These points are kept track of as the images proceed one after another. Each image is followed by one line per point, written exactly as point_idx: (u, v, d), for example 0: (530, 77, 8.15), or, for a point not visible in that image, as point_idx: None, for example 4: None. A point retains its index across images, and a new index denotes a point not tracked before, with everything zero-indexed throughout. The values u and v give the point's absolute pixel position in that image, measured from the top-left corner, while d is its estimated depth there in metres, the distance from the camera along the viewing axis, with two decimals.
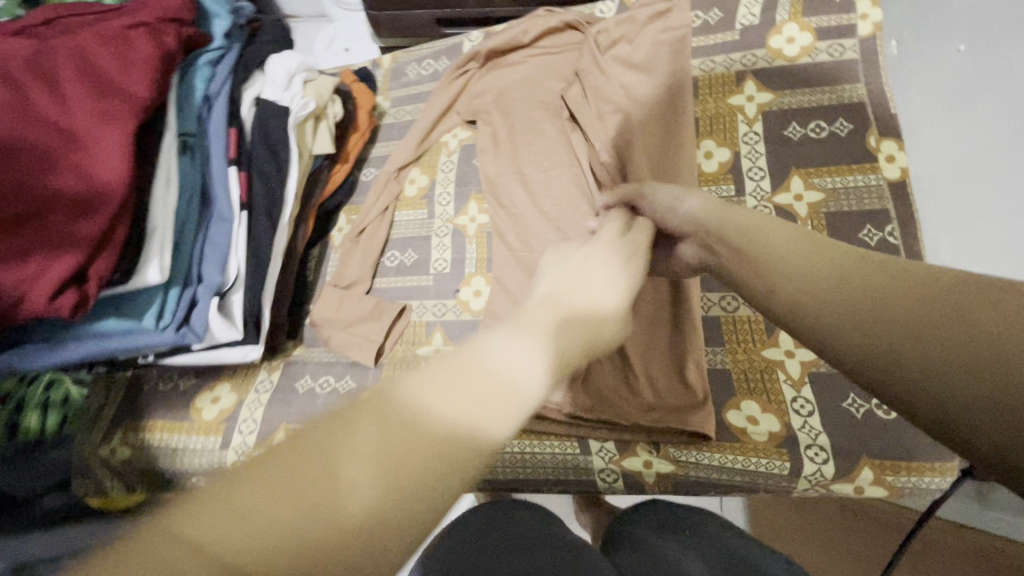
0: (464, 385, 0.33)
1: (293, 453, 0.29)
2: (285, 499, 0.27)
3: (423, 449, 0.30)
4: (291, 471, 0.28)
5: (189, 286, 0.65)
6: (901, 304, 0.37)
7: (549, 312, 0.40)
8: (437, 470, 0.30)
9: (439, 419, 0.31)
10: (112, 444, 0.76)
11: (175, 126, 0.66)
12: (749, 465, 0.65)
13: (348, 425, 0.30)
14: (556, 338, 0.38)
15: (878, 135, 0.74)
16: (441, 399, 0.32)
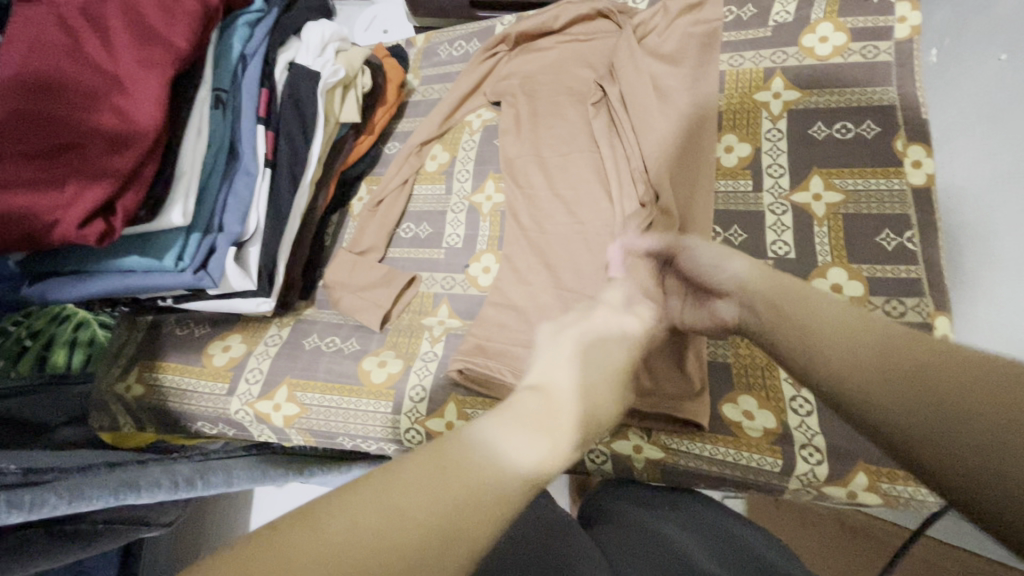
0: (487, 434, 0.35)
1: (382, 491, 0.30)
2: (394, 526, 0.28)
3: (455, 488, 0.31)
4: (393, 510, 0.29)
5: (210, 233, 0.68)
6: (921, 368, 0.33)
7: (531, 408, 0.38)
8: (472, 494, 0.31)
9: (466, 464, 0.33)
10: (128, 380, 0.80)
11: (210, 81, 0.69)
12: (741, 460, 0.64)
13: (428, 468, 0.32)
14: (550, 437, 0.37)
15: (905, 139, 0.73)
16: (465, 452, 0.33)
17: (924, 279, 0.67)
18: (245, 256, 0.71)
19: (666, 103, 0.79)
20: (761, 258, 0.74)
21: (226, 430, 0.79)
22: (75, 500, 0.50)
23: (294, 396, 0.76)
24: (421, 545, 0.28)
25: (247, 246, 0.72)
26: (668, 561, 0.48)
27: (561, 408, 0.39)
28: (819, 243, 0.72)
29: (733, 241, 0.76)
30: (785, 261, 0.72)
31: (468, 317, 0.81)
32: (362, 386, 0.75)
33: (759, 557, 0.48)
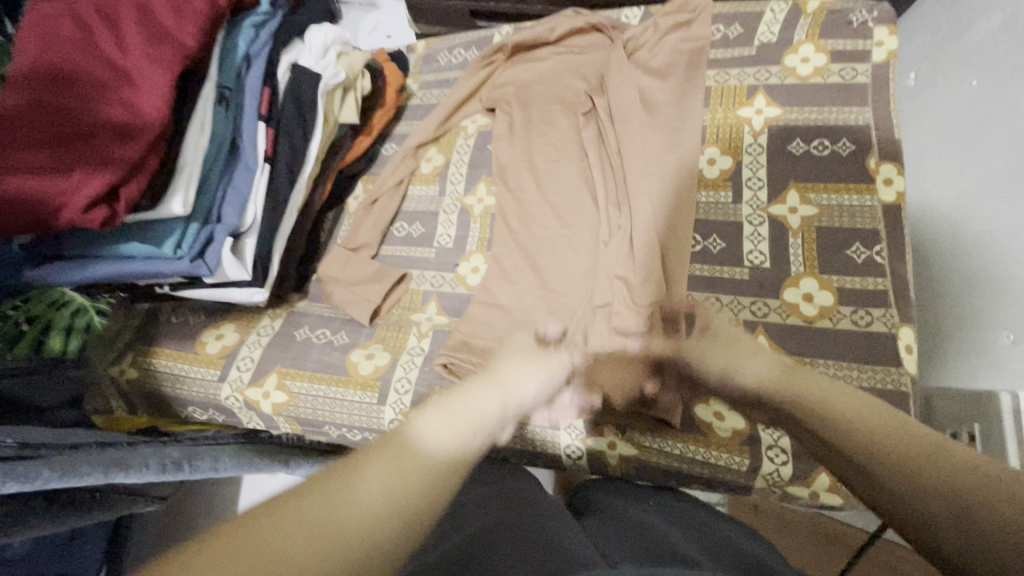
0: (432, 436, 0.40)
1: (359, 478, 0.34)
2: (364, 508, 0.33)
3: (408, 482, 0.36)
4: (368, 494, 0.34)
5: (208, 224, 0.70)
6: (950, 478, 0.37)
7: (462, 411, 0.45)
8: (423, 492, 0.36)
9: (414, 461, 0.37)
10: (122, 365, 0.83)
11: (215, 79, 0.72)
12: (710, 459, 0.67)
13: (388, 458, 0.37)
14: (467, 431, 0.43)
15: (877, 157, 0.76)
16: (409, 448, 0.38)
17: (890, 291, 0.70)
18: (241, 247, 0.74)
19: (653, 118, 0.83)
20: (737, 267, 0.77)
21: (216, 416, 0.82)
22: (66, 475, 0.52)
23: (283, 384, 0.78)
24: (388, 524, 0.33)
25: (243, 237, 0.74)
26: (637, 548, 0.50)
27: (476, 421, 0.45)
28: (793, 254, 0.75)
29: (712, 250, 0.79)
30: (760, 270, 0.75)
31: (455, 314, 0.84)
32: (350, 377, 0.78)
33: (728, 553, 0.51)
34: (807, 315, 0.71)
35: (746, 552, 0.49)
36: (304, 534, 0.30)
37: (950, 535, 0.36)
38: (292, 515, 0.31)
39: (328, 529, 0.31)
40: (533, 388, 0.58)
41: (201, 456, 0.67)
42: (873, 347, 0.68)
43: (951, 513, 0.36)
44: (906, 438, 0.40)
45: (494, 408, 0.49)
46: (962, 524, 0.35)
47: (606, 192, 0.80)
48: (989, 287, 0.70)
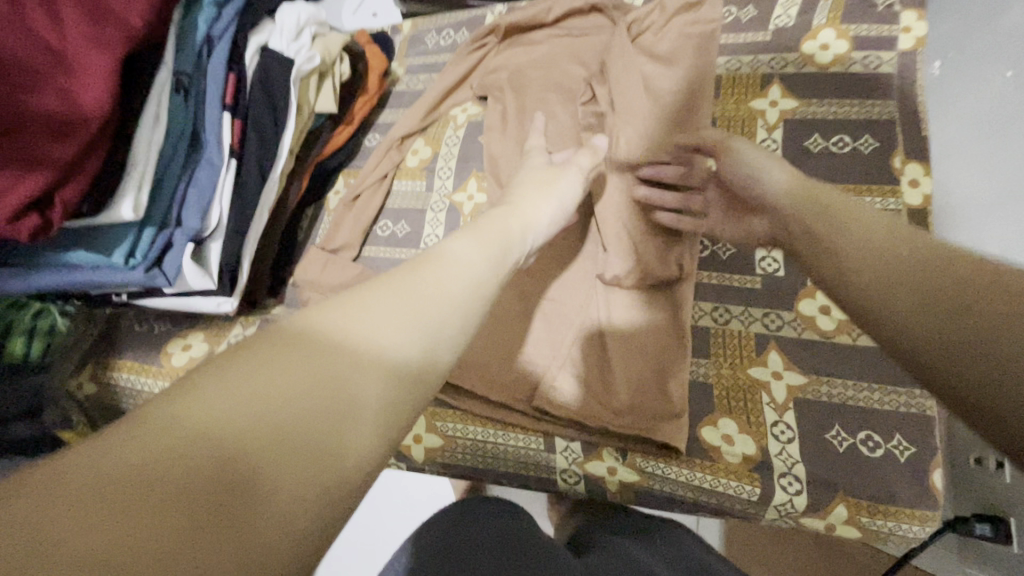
0: (407, 303, 0.35)
1: (278, 367, 0.29)
2: (296, 401, 0.28)
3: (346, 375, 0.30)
4: (286, 389, 0.28)
5: (166, 228, 0.64)
6: (941, 277, 0.34)
7: (489, 230, 0.49)
8: (368, 389, 0.31)
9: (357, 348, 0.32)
10: (80, 378, 0.77)
11: (171, 64, 0.64)
12: (718, 487, 0.62)
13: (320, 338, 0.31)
14: (489, 242, 0.46)
15: (902, 156, 0.70)
16: (342, 335, 0.32)
17: None
18: (204, 253, 0.68)
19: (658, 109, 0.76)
20: (748, 275, 0.71)
21: None
22: None
23: None
24: (311, 420, 0.28)
25: (207, 242, 0.68)
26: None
27: (502, 233, 0.49)
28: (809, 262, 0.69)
29: (721, 256, 0.72)
30: (774, 279, 0.70)
31: None
32: None
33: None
34: (823, 329, 0.66)
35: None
36: (205, 418, 0.26)
37: (899, 311, 0.35)
38: (192, 400, 0.27)
39: (231, 426, 0.26)
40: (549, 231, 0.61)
41: None
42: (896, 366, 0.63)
43: (914, 296, 0.35)
44: (908, 252, 0.38)
45: (511, 245, 0.48)
46: (917, 315, 0.34)
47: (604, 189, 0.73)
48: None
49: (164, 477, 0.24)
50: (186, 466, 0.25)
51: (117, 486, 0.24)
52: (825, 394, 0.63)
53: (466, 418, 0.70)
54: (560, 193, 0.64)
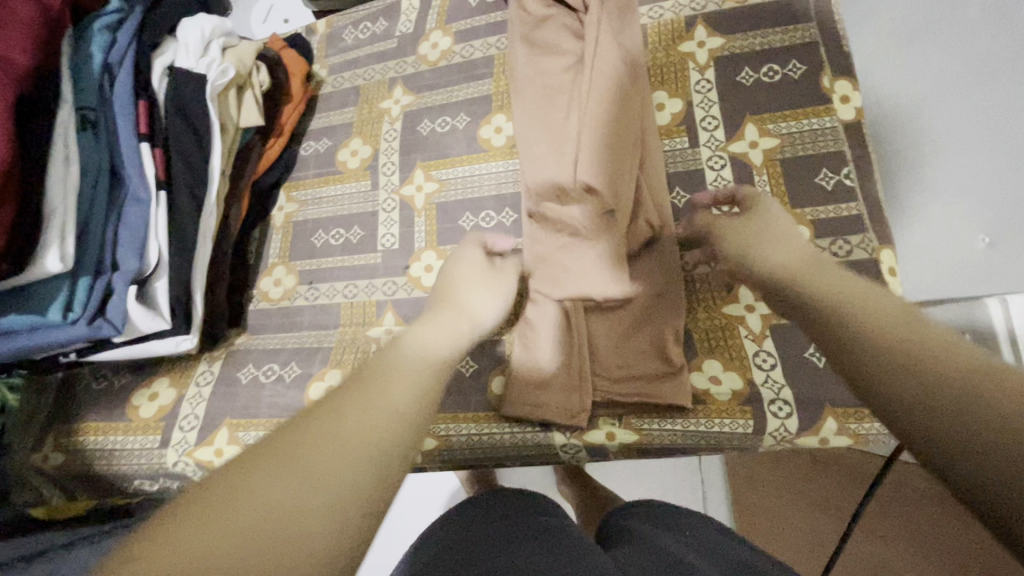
0: (381, 396, 0.41)
1: (313, 427, 0.37)
2: (316, 476, 0.34)
3: (341, 452, 0.35)
4: (340, 432, 0.36)
5: (102, 275, 0.60)
6: None
7: (440, 330, 0.56)
8: (359, 452, 0.36)
9: (321, 452, 0.35)
10: (45, 450, 0.72)
11: (71, 101, 0.60)
12: (715, 427, 0.64)
13: (352, 398, 0.40)
14: (439, 349, 0.52)
15: (831, 74, 0.72)
16: (332, 423, 0.37)
17: (866, 215, 0.67)
18: (150, 293, 0.64)
19: (589, 23, 0.74)
20: (706, 218, 0.71)
21: (168, 483, 0.73)
22: None
23: (235, 437, 0.70)
24: (348, 472, 0.34)
25: (151, 281, 0.64)
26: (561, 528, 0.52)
27: (387, 383, 0.42)
28: (761, 194, 0.70)
29: (678, 205, 0.73)
30: (731, 217, 0.71)
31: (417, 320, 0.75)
32: None
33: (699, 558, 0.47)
34: None
35: (695, 546, 0.48)
36: (287, 480, 0.33)
37: None
38: (255, 463, 0.34)
39: (303, 473, 0.34)
40: (486, 312, 0.65)
41: None
42: (857, 277, 0.65)
43: None
44: None
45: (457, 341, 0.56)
46: None
47: (582, 160, 0.68)
48: (937, 198, 0.72)
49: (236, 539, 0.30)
50: (266, 509, 0.32)
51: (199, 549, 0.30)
52: None
53: (458, 418, 0.71)
54: (487, 288, 0.66)
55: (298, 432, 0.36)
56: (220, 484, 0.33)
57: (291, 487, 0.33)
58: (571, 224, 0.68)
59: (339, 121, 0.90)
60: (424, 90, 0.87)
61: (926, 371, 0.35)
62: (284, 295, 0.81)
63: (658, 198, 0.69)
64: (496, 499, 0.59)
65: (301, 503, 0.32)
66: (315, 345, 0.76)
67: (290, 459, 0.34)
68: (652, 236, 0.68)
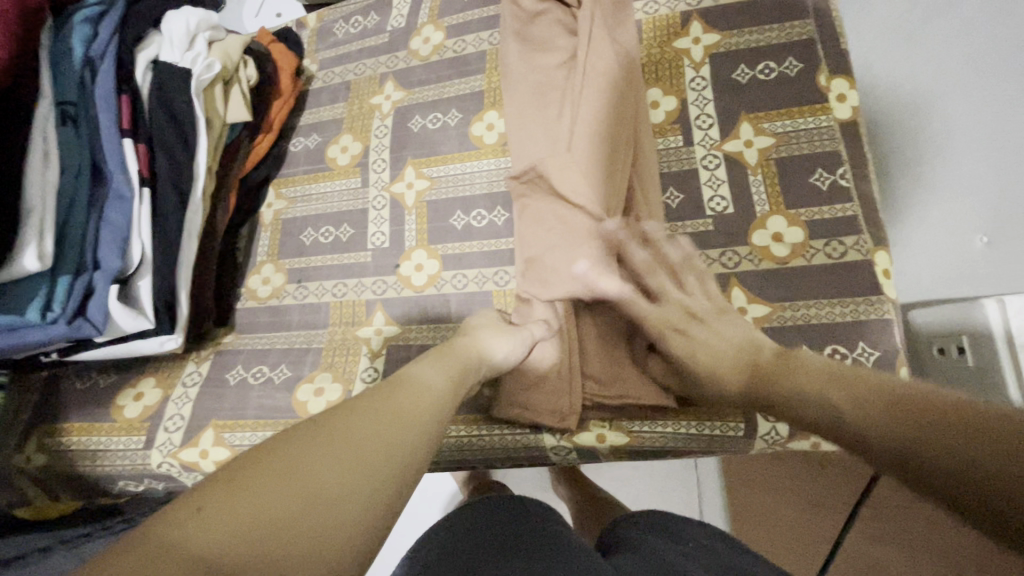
0: (401, 412, 0.44)
1: (347, 426, 0.40)
2: (354, 469, 0.37)
3: (373, 454, 0.38)
4: (371, 436, 0.40)
5: (83, 273, 0.59)
6: None
7: (448, 358, 0.57)
8: (387, 458, 0.39)
9: (359, 450, 0.38)
10: (28, 450, 0.71)
11: (52, 95, 0.59)
12: (706, 430, 0.63)
13: (378, 407, 0.43)
14: (450, 371, 0.54)
15: (827, 72, 0.70)
16: (364, 426, 0.40)
17: (861, 216, 0.66)
18: (134, 292, 0.63)
19: (582, 18, 0.72)
20: (700, 218, 0.70)
21: (153, 484, 0.72)
22: None
23: (221, 438, 0.69)
24: (379, 472, 0.38)
25: (134, 280, 0.63)
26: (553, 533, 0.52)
27: (403, 402, 0.45)
28: (755, 194, 0.69)
29: (671, 205, 0.72)
30: (725, 217, 0.70)
31: (406, 320, 0.74)
32: (299, 418, 0.69)
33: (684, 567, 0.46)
34: (779, 257, 0.66)
35: (679, 557, 0.47)
36: (330, 468, 0.36)
37: None
38: (296, 449, 0.36)
39: (342, 466, 0.36)
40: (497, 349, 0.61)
41: None
42: (851, 279, 0.64)
43: None
44: None
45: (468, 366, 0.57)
46: None
47: (578, 157, 0.67)
48: (943, 195, 0.71)
49: (281, 517, 0.32)
50: (309, 492, 0.34)
51: (247, 523, 0.31)
52: (791, 319, 0.64)
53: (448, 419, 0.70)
54: (496, 333, 0.63)
55: (336, 428, 0.39)
56: (259, 463, 0.35)
57: (331, 478, 0.35)
58: (563, 224, 0.67)
59: (329, 117, 0.89)
60: (415, 86, 0.86)
61: (870, 440, 0.40)
62: (272, 294, 0.80)
63: (651, 198, 0.68)
64: (493, 503, 0.58)
65: (339, 495, 0.35)
66: (303, 345, 0.75)
67: (330, 453, 0.37)
68: (644, 236, 0.67)
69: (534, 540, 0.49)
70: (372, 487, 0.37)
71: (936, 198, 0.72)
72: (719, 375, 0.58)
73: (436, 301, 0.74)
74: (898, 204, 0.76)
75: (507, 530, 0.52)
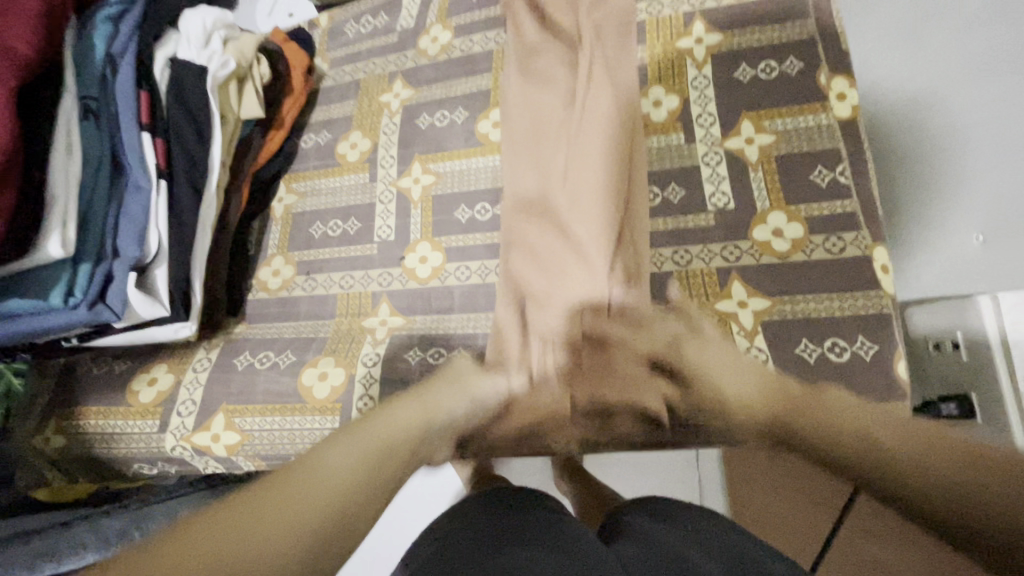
0: (335, 469, 0.44)
1: (268, 494, 0.40)
2: (262, 534, 0.36)
3: (290, 517, 0.38)
4: (292, 501, 0.40)
5: (103, 261, 0.61)
6: None
7: (404, 407, 0.56)
8: (304, 518, 0.39)
9: (274, 515, 0.38)
10: (46, 433, 0.74)
11: (74, 90, 0.61)
12: (704, 421, 0.64)
13: (308, 470, 0.43)
14: (400, 421, 0.54)
15: (828, 72, 0.72)
16: (288, 491, 0.40)
17: (860, 212, 0.67)
18: (150, 280, 0.65)
19: None
20: (700, 213, 0.72)
21: (166, 467, 0.74)
22: None
23: (232, 423, 0.72)
24: (292, 536, 0.37)
25: (150, 269, 0.65)
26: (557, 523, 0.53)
27: (342, 462, 0.45)
28: (756, 190, 0.70)
29: (672, 200, 0.73)
30: (725, 212, 0.71)
31: (411, 312, 0.76)
32: (305, 404, 0.71)
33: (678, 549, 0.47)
34: (779, 252, 0.68)
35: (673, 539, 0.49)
36: (237, 534, 0.36)
37: None
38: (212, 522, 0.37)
39: (253, 533, 0.36)
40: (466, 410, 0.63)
41: (150, 522, 0.65)
42: (849, 274, 0.65)
43: None
44: None
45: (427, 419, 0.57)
46: None
47: (575, 178, 0.73)
48: (944, 194, 0.72)
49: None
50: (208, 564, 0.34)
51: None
52: (790, 312, 0.65)
53: None
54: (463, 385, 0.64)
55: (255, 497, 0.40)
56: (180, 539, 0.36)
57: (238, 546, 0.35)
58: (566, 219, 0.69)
59: (339, 114, 0.91)
60: (424, 84, 0.88)
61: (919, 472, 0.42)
62: (282, 285, 0.83)
63: None
64: (501, 498, 0.59)
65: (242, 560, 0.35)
66: (311, 334, 0.77)
67: (244, 522, 0.37)
68: None
69: (540, 530, 0.50)
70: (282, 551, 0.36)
71: (936, 196, 0.72)
72: (738, 402, 0.60)
73: (441, 292, 0.76)
74: (896, 203, 0.76)
75: (513, 521, 0.53)
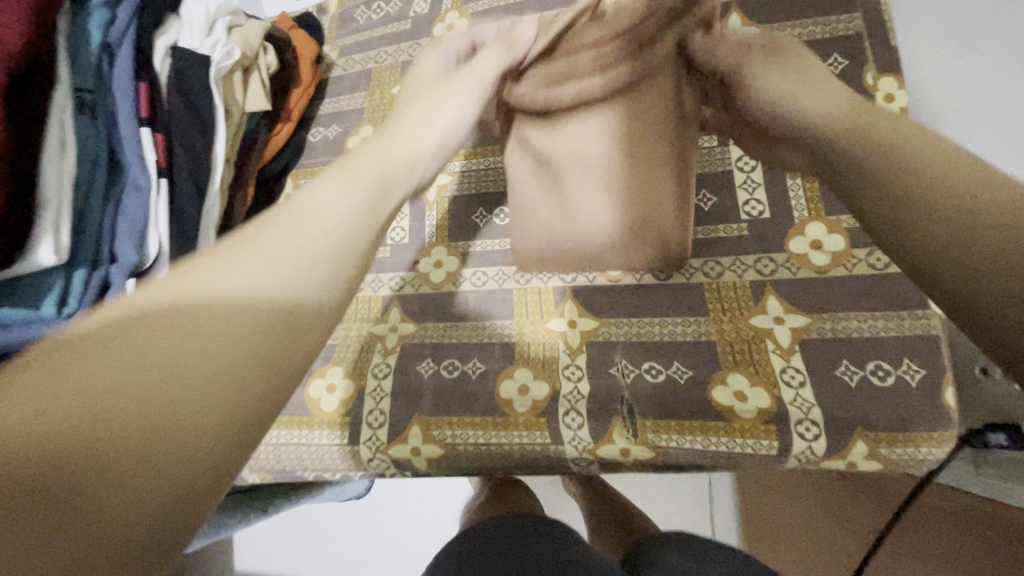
0: (266, 257, 0.32)
1: (173, 327, 0.26)
2: (194, 376, 0.25)
3: (198, 359, 0.26)
4: (208, 329, 0.27)
5: (99, 266, 0.58)
6: None
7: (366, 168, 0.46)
8: (206, 359, 0.26)
9: (166, 370, 0.25)
10: None
11: (69, 81, 0.57)
12: (738, 447, 0.59)
13: (208, 288, 0.29)
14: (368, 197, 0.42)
15: (875, 70, 0.66)
16: (214, 292, 0.29)
17: None
18: None
19: None
20: (734, 222, 0.68)
21: None
22: None
23: None
24: (210, 377, 0.26)
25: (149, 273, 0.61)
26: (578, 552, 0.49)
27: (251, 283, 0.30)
28: (793, 198, 0.66)
29: (703, 207, 0.69)
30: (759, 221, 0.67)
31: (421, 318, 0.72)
32: (313, 416, 0.68)
33: None
34: (818, 266, 0.64)
35: None
36: (154, 375, 0.25)
37: None
38: (105, 346, 0.25)
39: (159, 370, 0.25)
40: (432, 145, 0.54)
41: None
42: (893, 292, 0.61)
43: None
44: None
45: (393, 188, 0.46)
46: None
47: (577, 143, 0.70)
48: None
49: (97, 436, 0.22)
50: (172, 390, 0.24)
51: (90, 409, 0.23)
52: (829, 331, 0.61)
53: (465, 423, 0.65)
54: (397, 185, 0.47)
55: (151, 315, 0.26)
56: (88, 353, 0.25)
57: (155, 396, 0.24)
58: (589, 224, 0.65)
59: (349, 107, 0.86)
60: None
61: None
62: None
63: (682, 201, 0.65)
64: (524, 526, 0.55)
65: (206, 410, 0.25)
66: None
67: (168, 345, 0.26)
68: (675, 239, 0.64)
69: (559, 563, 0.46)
70: (211, 401, 0.25)
71: None
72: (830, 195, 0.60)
73: (455, 299, 0.72)
74: None
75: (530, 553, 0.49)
